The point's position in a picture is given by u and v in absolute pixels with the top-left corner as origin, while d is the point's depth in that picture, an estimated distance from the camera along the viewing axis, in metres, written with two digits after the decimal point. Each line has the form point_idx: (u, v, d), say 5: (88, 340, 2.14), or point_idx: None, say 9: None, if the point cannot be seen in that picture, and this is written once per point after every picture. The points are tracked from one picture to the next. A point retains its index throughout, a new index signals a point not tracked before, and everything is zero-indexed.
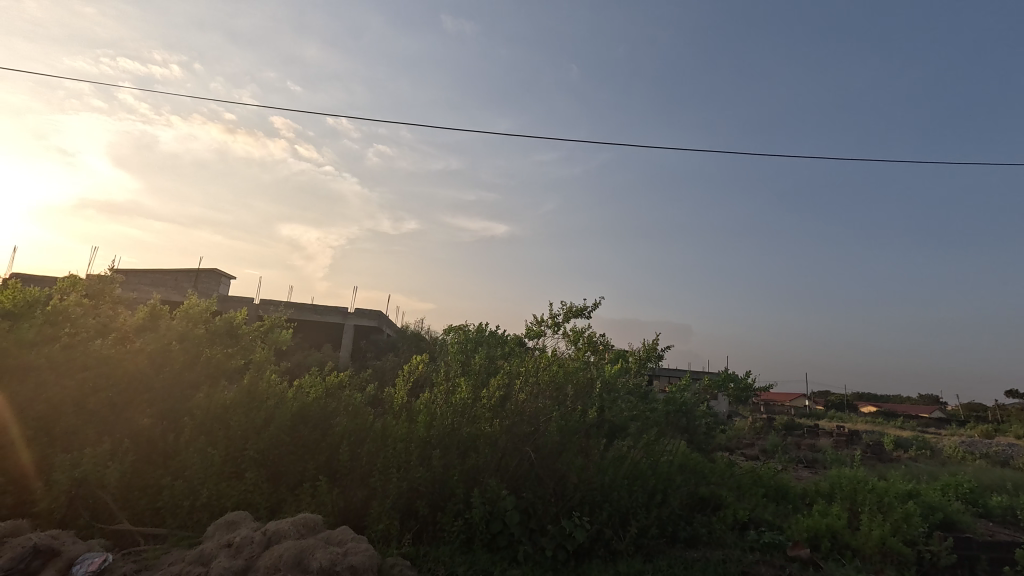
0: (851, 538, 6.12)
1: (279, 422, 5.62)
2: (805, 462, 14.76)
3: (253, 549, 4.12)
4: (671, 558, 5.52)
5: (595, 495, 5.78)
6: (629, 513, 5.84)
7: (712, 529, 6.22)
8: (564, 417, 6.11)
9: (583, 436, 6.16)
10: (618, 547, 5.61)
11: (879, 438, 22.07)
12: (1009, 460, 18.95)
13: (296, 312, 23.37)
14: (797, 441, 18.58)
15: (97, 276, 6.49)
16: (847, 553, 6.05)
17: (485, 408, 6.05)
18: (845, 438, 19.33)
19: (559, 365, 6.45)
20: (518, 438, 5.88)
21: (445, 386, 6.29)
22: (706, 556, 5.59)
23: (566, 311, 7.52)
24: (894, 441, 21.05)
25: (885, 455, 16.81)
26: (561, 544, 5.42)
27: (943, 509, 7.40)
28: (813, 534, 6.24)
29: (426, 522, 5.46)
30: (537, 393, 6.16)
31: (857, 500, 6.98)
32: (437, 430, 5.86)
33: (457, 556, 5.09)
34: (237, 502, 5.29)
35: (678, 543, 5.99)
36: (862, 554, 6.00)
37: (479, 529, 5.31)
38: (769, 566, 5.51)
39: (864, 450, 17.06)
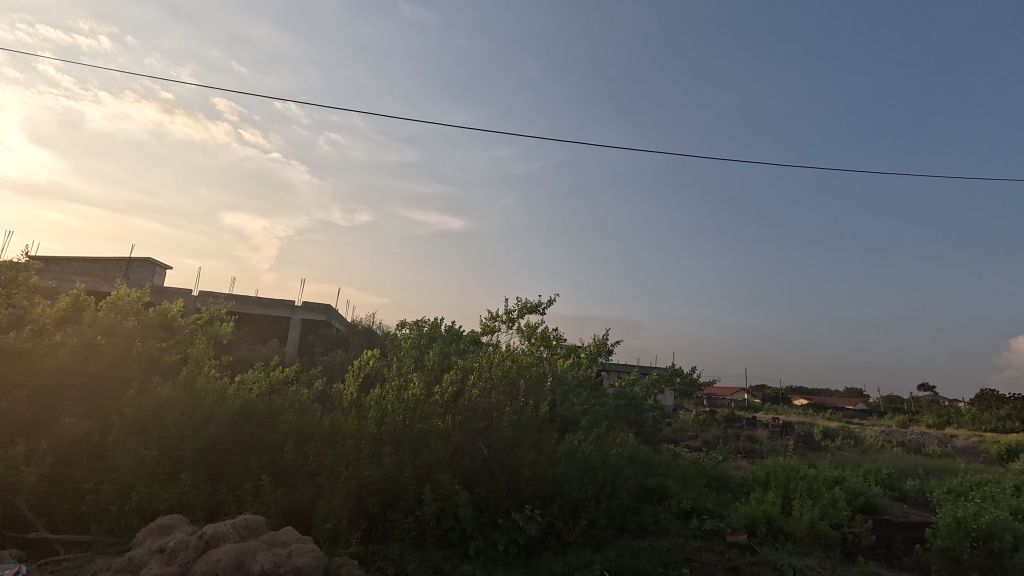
0: (784, 523, 6.49)
1: (220, 420, 5.33)
2: (744, 453, 15.51)
3: (189, 553, 3.90)
4: (619, 548, 5.66)
5: (547, 488, 5.84)
6: (579, 505, 5.94)
7: (659, 518, 6.43)
8: (516, 411, 6.14)
9: (535, 430, 6.19)
10: (568, 539, 5.70)
11: (810, 429, 23.49)
12: (921, 448, 20.70)
13: (239, 305, 22.26)
14: (737, 432, 19.51)
15: (9, 262, 5.93)
16: (780, 537, 6.41)
17: (438, 403, 5.98)
18: (780, 429, 20.47)
19: (513, 359, 6.47)
20: (471, 433, 5.88)
21: (397, 381, 6.17)
22: (652, 545, 5.75)
23: (520, 307, 7.53)
24: (824, 431, 22.48)
25: (815, 444, 17.92)
26: (512, 538, 5.44)
27: (865, 494, 7.97)
28: (750, 520, 6.55)
29: (376, 520, 5.36)
30: (490, 388, 6.18)
31: (790, 487, 7.42)
32: (389, 426, 5.72)
33: (408, 553, 5.02)
34: (172, 505, 5.01)
35: (625, 532, 6.15)
36: (794, 537, 6.38)
37: (431, 526, 5.27)
38: (711, 552, 5.70)
39: (797, 440, 18.13)
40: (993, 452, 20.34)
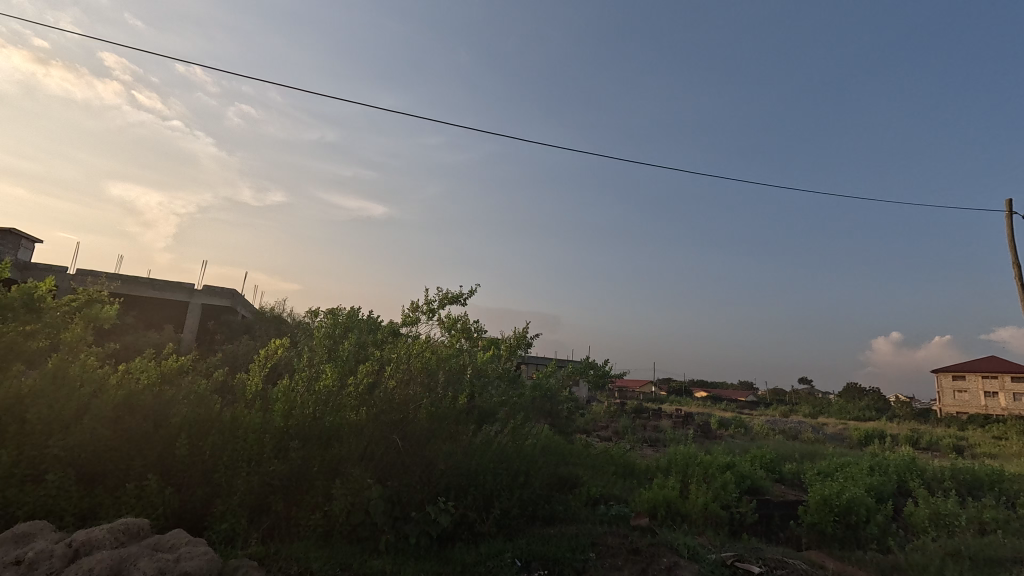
0: (682, 506, 6.98)
1: (97, 414, 4.78)
2: (649, 442, 16.50)
3: (53, 564, 3.44)
4: (530, 536, 5.80)
5: (462, 479, 5.84)
6: (493, 495, 6.01)
7: (569, 506, 6.66)
8: (434, 404, 6.07)
9: (453, 422, 6.15)
10: (481, 529, 5.75)
11: (707, 419, 25.53)
12: (797, 435, 23.24)
13: (125, 286, 19.96)
14: (644, 423, 20.75)
15: None
16: (678, 519, 6.89)
17: (351, 396, 5.76)
18: (682, 420, 22.05)
19: (432, 351, 6.43)
20: (385, 426, 5.74)
21: (308, 372, 5.83)
22: (561, 532, 5.95)
23: (442, 298, 7.45)
24: (719, 421, 24.52)
25: (711, 433, 19.51)
26: (424, 530, 5.38)
27: (751, 477, 8.80)
28: (652, 504, 6.98)
29: (279, 518, 5.09)
30: (408, 380, 6.07)
31: (688, 473, 8.02)
32: (297, 420, 5.41)
33: (313, 551, 4.80)
34: (34, 510, 4.42)
35: (536, 521, 6.32)
36: (690, 518, 6.90)
37: (339, 522, 5.10)
38: (616, 536, 5.98)
39: (696, 429, 19.63)
40: (853, 437, 23.32)
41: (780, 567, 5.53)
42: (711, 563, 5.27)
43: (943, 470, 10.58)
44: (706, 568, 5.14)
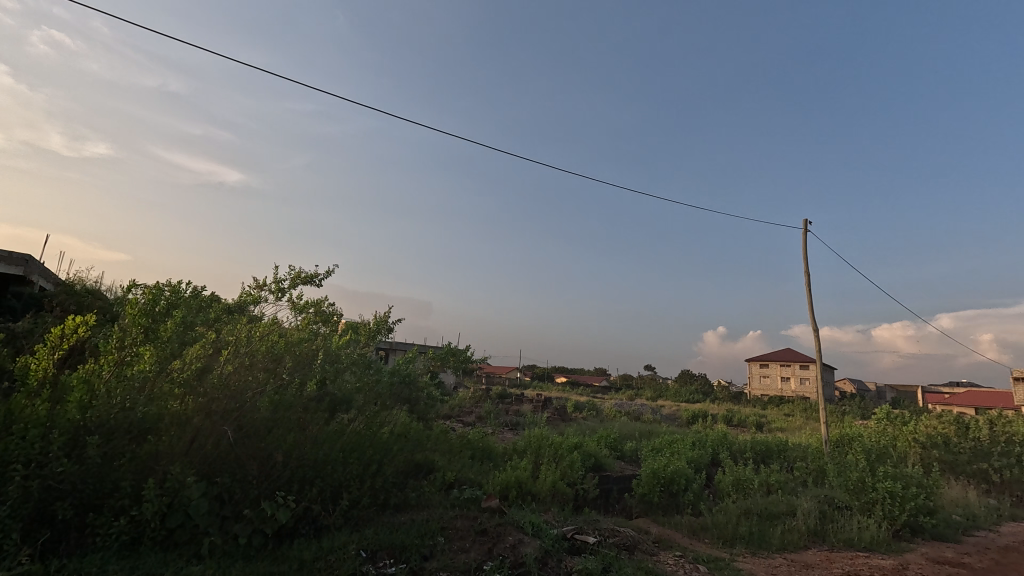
0: (532, 485, 7.33)
1: None
2: (510, 425, 17.17)
3: None
4: (378, 525, 5.64)
5: (306, 471, 5.45)
6: (340, 487, 5.71)
7: (422, 492, 6.62)
8: (279, 390, 5.61)
9: (299, 410, 5.74)
10: (324, 522, 5.45)
11: (565, 403, 27.36)
12: (639, 416, 26.04)
13: None
14: (506, 407, 21.53)
15: None
16: (528, 498, 7.21)
17: (176, 382, 5.05)
18: (541, 404, 23.33)
19: (280, 334, 5.87)
20: (217, 415, 5.11)
21: (117, 355, 4.96)
22: (411, 519, 5.87)
23: (293, 276, 6.82)
24: (574, 404, 26.43)
25: (566, 416, 20.94)
26: (258, 528, 4.95)
27: (596, 455, 9.59)
28: (504, 486, 7.23)
29: (68, 527, 4.30)
30: (248, 365, 5.46)
31: (540, 453, 8.46)
32: (98, 412, 4.52)
33: (113, 563, 4.14)
34: None
35: (387, 509, 6.16)
36: (539, 496, 7.27)
37: (150, 527, 4.45)
38: (466, 518, 6.07)
39: (553, 413, 20.92)
40: (683, 417, 26.76)
41: (612, 535, 6.11)
42: (552, 537, 5.62)
43: (746, 443, 12.62)
44: (548, 543, 5.46)
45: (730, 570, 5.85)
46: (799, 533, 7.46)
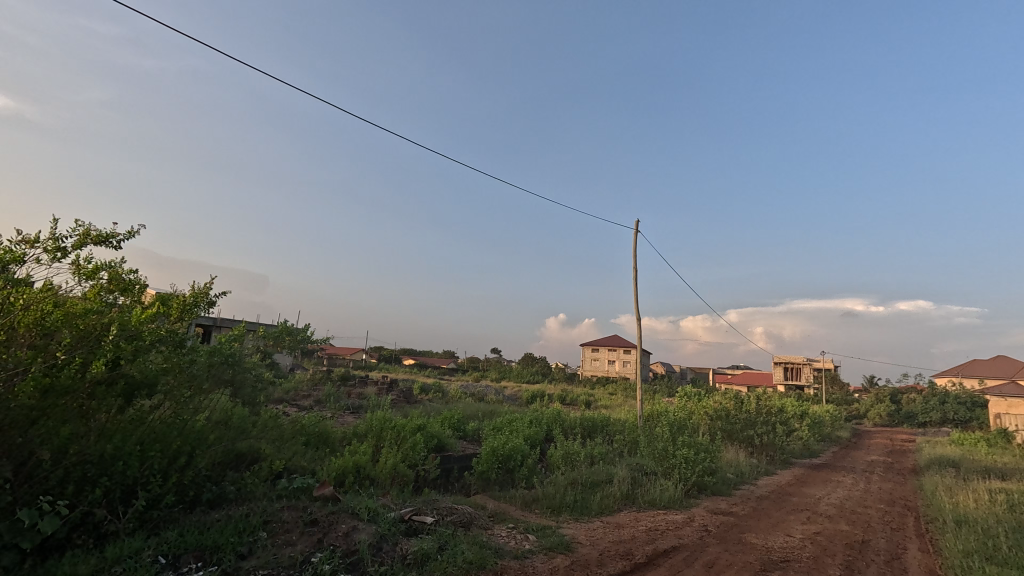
0: (370, 470, 7.08)
1: None
2: (351, 409, 16.39)
3: None
4: (185, 526, 4.92)
5: (87, 470, 4.55)
6: (134, 483, 4.84)
7: (243, 484, 5.94)
8: (50, 369, 4.43)
9: (82, 398, 4.71)
10: (112, 528, 4.58)
11: (410, 385, 27.09)
12: (483, 397, 27.00)
13: None
14: (348, 390, 20.55)
15: None
16: (365, 482, 6.96)
17: None
18: (386, 386, 22.78)
19: (58, 307, 4.59)
20: None
21: None
22: (227, 515, 5.23)
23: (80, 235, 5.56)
24: (421, 386, 26.31)
25: (412, 398, 20.76)
26: (12, 544, 3.98)
27: (439, 436, 9.65)
28: (340, 472, 6.84)
29: None
30: (6, 342, 4.23)
31: (381, 437, 8.21)
32: None
33: None
34: None
35: (197, 507, 5.44)
36: (377, 481, 7.08)
37: None
38: (294, 509, 5.53)
39: (398, 395, 20.58)
40: (523, 397, 28.41)
41: (450, 513, 6.20)
42: (389, 520, 5.49)
43: (576, 419, 13.84)
44: (384, 527, 5.33)
45: (556, 536, 6.36)
46: (614, 498, 8.43)
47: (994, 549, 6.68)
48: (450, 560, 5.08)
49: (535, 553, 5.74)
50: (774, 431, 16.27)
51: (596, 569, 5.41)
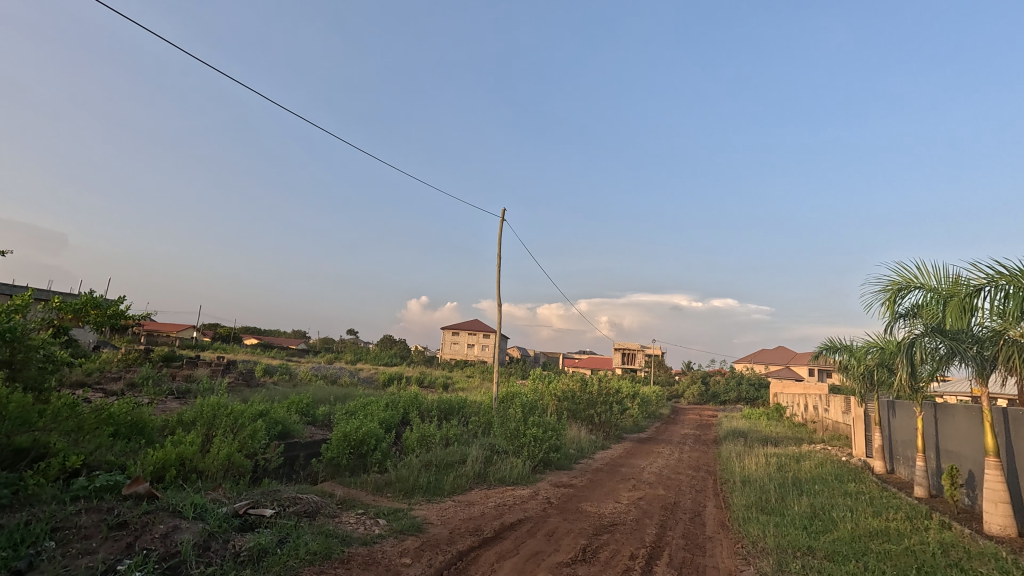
0: (199, 462, 6.28)
1: None
2: (176, 394, 14.36)
3: None
4: None
5: None
6: None
7: (21, 486, 4.81)
8: None
9: None
10: None
11: (251, 367, 24.60)
12: (335, 379, 25.67)
13: None
14: (172, 372, 17.94)
15: None
16: (192, 476, 6.16)
17: None
18: (222, 367, 20.40)
19: None
20: None
21: None
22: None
23: None
24: (264, 369, 24.06)
25: (252, 381, 18.92)
26: None
27: (284, 422, 8.93)
28: (160, 465, 5.88)
29: None
30: None
31: (214, 425, 7.30)
32: None
33: None
34: None
35: None
36: (206, 474, 6.33)
37: None
38: (96, 512, 4.60)
39: (236, 377, 18.59)
40: (380, 380, 27.65)
41: (293, 504, 5.80)
42: (220, 516, 4.95)
43: (433, 402, 13.89)
44: (213, 524, 4.79)
45: (407, 518, 6.34)
46: (466, 477, 8.69)
47: (766, 501, 8.31)
48: (290, 553, 4.77)
49: (385, 538, 5.66)
50: (611, 410, 18.15)
51: (445, 547, 5.52)
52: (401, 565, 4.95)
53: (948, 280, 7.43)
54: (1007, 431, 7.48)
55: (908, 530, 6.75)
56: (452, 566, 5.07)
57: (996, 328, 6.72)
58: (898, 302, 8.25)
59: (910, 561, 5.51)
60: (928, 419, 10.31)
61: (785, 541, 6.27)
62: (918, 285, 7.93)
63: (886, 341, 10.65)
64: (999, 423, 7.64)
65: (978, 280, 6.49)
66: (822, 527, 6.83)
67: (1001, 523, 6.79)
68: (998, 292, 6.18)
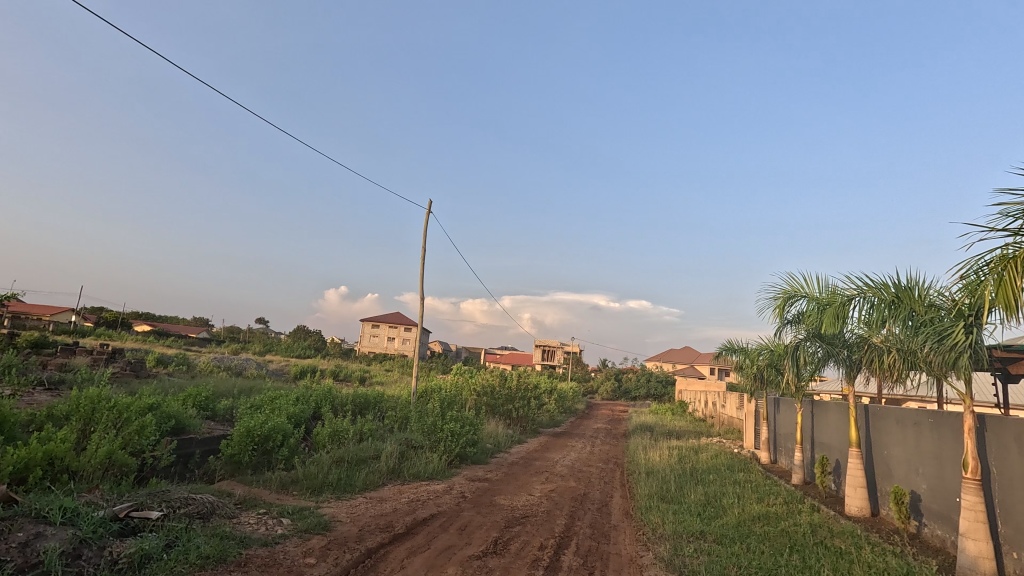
0: (72, 462, 5.59)
1: None
2: (47, 384, 12.71)
3: None
4: None
5: None
6: None
7: None
8: None
9: None
10: None
11: (143, 356, 22.30)
12: (240, 371, 23.96)
13: None
14: (44, 360, 15.85)
15: None
16: (62, 477, 5.48)
17: None
18: (106, 356, 18.32)
19: None
20: None
21: None
22: None
23: None
24: (158, 358, 21.94)
25: (142, 371, 17.18)
26: None
27: (178, 417, 8.19)
28: (23, 466, 5.15)
29: None
30: None
31: (93, 420, 6.53)
32: None
33: None
34: None
35: None
36: (80, 474, 5.67)
37: None
38: None
39: (123, 367, 16.79)
40: (291, 373, 26.19)
41: (183, 505, 5.34)
42: (95, 520, 4.45)
43: (348, 396, 13.40)
44: (86, 530, 4.29)
45: (313, 517, 6.07)
46: (380, 473, 8.49)
47: (666, 491, 8.91)
48: (178, 559, 4.40)
49: (287, 538, 5.39)
50: (528, 405, 18.52)
51: (354, 545, 5.36)
52: (304, 566, 4.73)
53: (828, 290, 8.35)
54: (867, 425, 8.54)
55: (784, 513, 7.55)
56: (360, 564, 4.93)
57: (863, 334, 7.66)
58: (787, 309, 9.14)
59: (785, 541, 6.17)
60: (806, 414, 11.52)
61: (681, 527, 6.75)
62: (803, 293, 8.82)
63: (775, 344, 11.77)
64: (861, 417, 8.70)
65: (851, 291, 7.35)
66: (713, 513, 7.45)
67: (859, 505, 7.77)
68: (866, 303, 7.04)
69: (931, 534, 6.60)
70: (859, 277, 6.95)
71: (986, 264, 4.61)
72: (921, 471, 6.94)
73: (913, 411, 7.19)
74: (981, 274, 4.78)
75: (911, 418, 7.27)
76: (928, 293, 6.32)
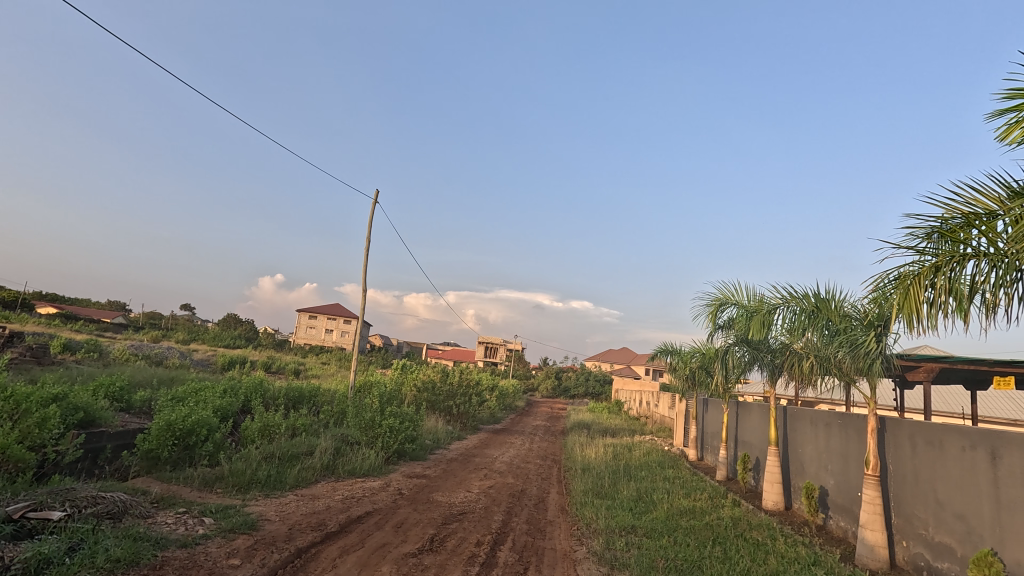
0: None
1: None
2: None
3: None
4: None
5: None
6: None
7: None
8: None
9: None
10: None
11: (45, 341, 20.16)
12: (161, 361, 22.29)
13: None
14: None
15: None
16: None
17: None
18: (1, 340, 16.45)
19: None
20: None
21: None
22: None
23: None
24: (65, 344, 19.99)
25: (46, 359, 15.58)
26: None
27: (87, 408, 7.51)
28: None
29: None
30: None
31: None
32: None
33: None
34: None
35: None
36: None
37: None
38: None
39: (22, 352, 15.15)
40: (217, 363, 24.67)
41: (91, 504, 4.91)
42: None
43: (281, 389, 12.82)
44: None
45: (238, 516, 5.75)
46: (313, 470, 8.17)
47: (601, 487, 9.18)
48: (83, 563, 4.04)
49: (209, 538, 5.08)
50: (469, 401, 18.47)
51: (282, 545, 5.14)
52: (227, 567, 4.49)
53: (755, 299, 8.90)
54: (785, 425, 9.16)
55: (708, 508, 7.96)
56: (288, 565, 4.74)
57: (785, 341, 8.21)
58: (718, 315, 9.65)
59: (708, 534, 6.52)
60: (731, 414, 12.21)
61: (613, 522, 6.97)
62: (733, 300, 9.35)
63: (707, 347, 12.38)
64: (780, 418, 9.32)
65: (776, 301, 7.86)
66: (644, 508, 7.76)
67: (774, 499, 8.33)
68: (789, 311, 7.55)
69: (836, 526, 7.18)
70: (784, 286, 7.45)
71: (893, 279, 5.09)
72: (829, 468, 7.54)
73: (825, 412, 7.79)
74: (888, 289, 5.27)
75: (823, 419, 7.87)
76: (843, 304, 6.86)
